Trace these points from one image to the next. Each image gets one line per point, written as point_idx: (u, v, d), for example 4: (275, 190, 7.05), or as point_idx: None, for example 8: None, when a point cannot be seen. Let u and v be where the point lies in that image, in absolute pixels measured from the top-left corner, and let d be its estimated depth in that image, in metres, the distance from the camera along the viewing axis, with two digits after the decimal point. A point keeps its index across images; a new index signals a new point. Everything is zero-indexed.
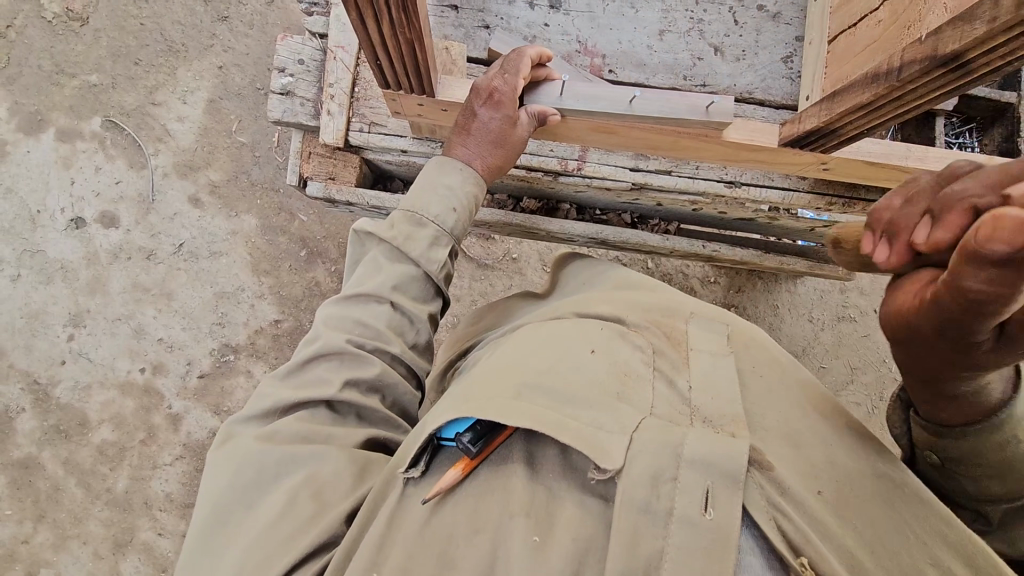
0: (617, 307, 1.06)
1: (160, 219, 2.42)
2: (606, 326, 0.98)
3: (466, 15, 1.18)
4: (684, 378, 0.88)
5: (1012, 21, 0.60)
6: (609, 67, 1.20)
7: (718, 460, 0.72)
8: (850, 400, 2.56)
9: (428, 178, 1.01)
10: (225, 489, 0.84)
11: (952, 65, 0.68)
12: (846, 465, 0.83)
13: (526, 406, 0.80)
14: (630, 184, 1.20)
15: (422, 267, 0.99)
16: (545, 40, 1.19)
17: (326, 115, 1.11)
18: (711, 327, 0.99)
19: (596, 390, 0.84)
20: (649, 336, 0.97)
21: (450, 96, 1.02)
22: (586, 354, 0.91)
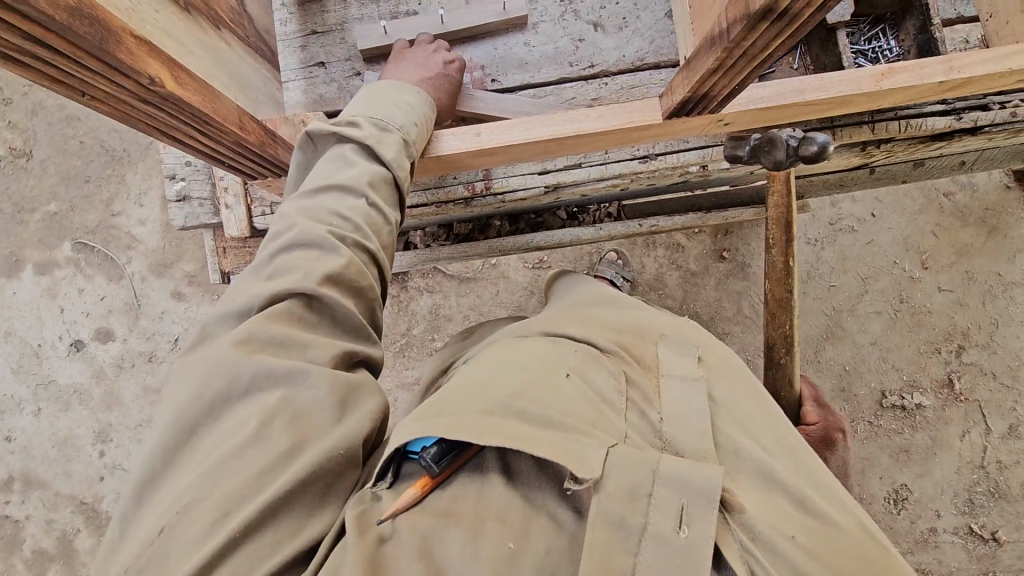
0: (588, 330, 1.09)
1: (151, 320, 2.49)
2: (582, 350, 1.02)
3: (336, 68, 1.15)
4: (656, 410, 0.93)
5: None
6: (491, 76, 1.17)
7: (693, 478, 0.76)
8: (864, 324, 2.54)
9: (386, 96, 1.02)
10: (191, 397, 0.81)
11: (780, 16, 0.61)
12: (820, 515, 0.87)
13: (499, 425, 0.82)
14: (543, 188, 1.17)
15: (394, 170, 0.97)
16: None
17: (225, 209, 1.11)
18: (678, 349, 1.05)
19: (577, 414, 0.87)
20: (622, 362, 1.01)
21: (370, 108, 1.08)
22: (562, 379, 0.93)
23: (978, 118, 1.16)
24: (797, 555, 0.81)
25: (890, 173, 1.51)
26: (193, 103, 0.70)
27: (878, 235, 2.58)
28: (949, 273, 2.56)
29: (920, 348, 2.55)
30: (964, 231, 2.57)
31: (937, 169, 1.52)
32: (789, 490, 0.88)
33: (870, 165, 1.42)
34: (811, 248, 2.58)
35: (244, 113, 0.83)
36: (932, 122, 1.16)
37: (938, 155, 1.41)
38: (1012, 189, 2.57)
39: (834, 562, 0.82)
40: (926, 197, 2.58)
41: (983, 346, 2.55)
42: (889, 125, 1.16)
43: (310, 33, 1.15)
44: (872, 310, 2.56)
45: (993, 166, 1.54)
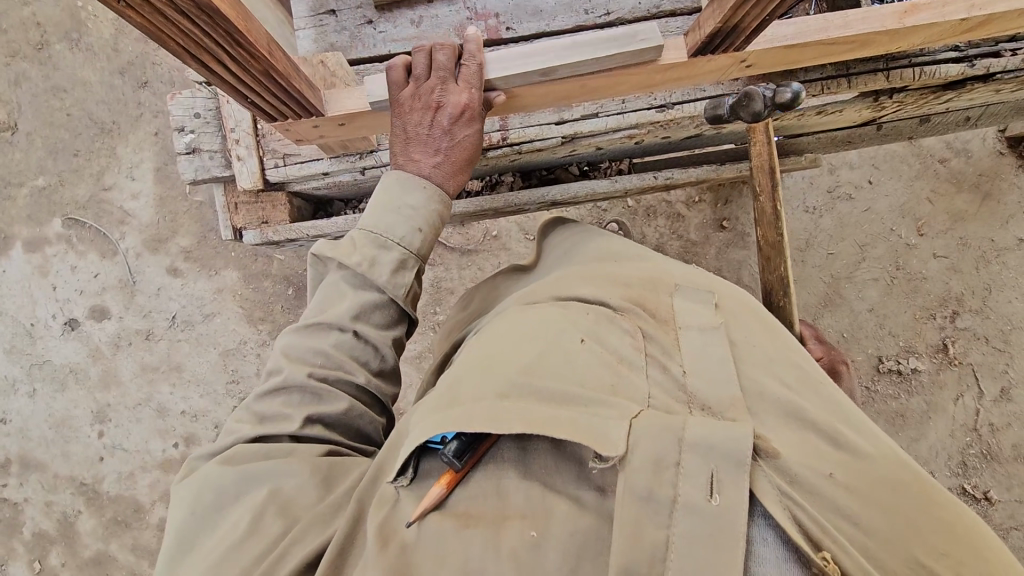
0: (601, 290, 1.11)
1: (147, 298, 2.44)
2: (593, 311, 1.04)
3: (346, 16, 1.12)
4: (676, 364, 0.96)
5: None
6: (505, 24, 1.13)
7: (715, 441, 0.76)
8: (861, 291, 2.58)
9: (392, 200, 1.04)
10: (189, 514, 0.93)
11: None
12: (855, 446, 0.89)
13: (513, 410, 0.84)
14: (560, 139, 1.16)
15: (387, 292, 1.05)
16: (432, 16, 1.12)
17: (237, 161, 1.11)
18: (693, 297, 1.09)
19: (596, 379, 0.90)
20: (636, 318, 1.04)
21: (344, 108, 0.98)
22: (575, 343, 0.96)
23: (990, 65, 1.17)
24: (835, 492, 0.82)
25: (896, 128, 1.51)
26: (228, 18, 0.66)
27: (876, 202, 2.61)
28: (944, 239, 2.60)
29: (915, 314, 2.60)
30: (959, 197, 2.61)
31: (943, 123, 1.53)
32: (819, 428, 0.91)
33: (879, 119, 1.42)
34: (810, 217, 2.60)
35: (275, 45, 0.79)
36: (945, 70, 1.17)
37: (945, 108, 1.42)
38: (1006, 155, 2.60)
39: (875, 493, 0.84)
40: (922, 164, 2.61)
41: (976, 310, 2.60)
42: (903, 72, 1.16)
43: None
44: (869, 277, 2.60)
45: (994, 121, 1.55)
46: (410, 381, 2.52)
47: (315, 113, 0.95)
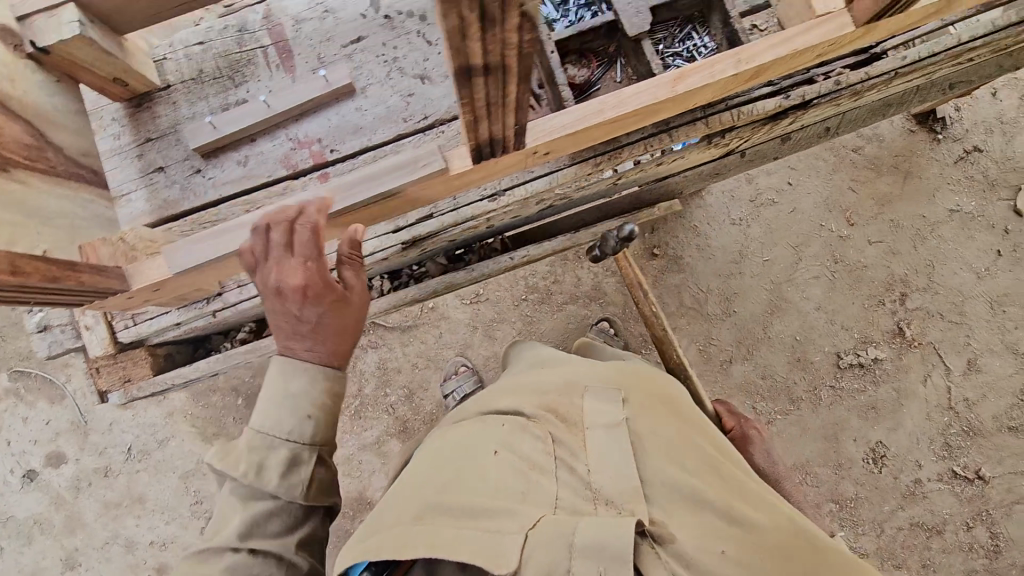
0: (517, 399, 1.23)
1: (101, 434, 2.45)
2: (507, 422, 1.16)
3: (176, 170, 1.14)
4: (581, 462, 1.10)
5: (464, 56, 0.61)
6: (329, 147, 1.16)
7: (604, 544, 0.91)
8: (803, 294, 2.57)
9: (275, 394, 1.05)
10: None
11: (491, 67, 0.63)
12: (748, 520, 1.05)
13: (422, 534, 0.95)
14: (401, 245, 1.18)
15: (281, 494, 1.03)
16: (258, 153, 1.15)
17: (86, 330, 1.16)
18: (602, 395, 1.21)
19: (508, 491, 1.03)
20: (547, 423, 1.16)
21: (151, 277, 1.00)
22: (489, 458, 1.08)
23: (804, 93, 1.19)
24: (725, 567, 0.98)
25: (759, 153, 1.52)
26: None
27: (800, 202, 2.61)
28: (875, 225, 2.59)
29: (864, 304, 2.57)
30: (880, 181, 2.61)
31: (805, 138, 1.53)
32: (715, 506, 1.07)
33: (735, 151, 1.43)
34: (738, 229, 2.61)
35: (30, 258, 0.83)
36: (762, 105, 1.18)
37: (797, 128, 1.44)
38: (916, 132, 2.62)
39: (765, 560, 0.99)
40: (836, 156, 2.62)
41: (924, 289, 2.57)
42: (722, 116, 1.18)
43: (145, 141, 1.14)
44: (810, 276, 2.58)
45: (855, 126, 1.57)
46: (374, 466, 2.50)
47: (119, 289, 0.99)
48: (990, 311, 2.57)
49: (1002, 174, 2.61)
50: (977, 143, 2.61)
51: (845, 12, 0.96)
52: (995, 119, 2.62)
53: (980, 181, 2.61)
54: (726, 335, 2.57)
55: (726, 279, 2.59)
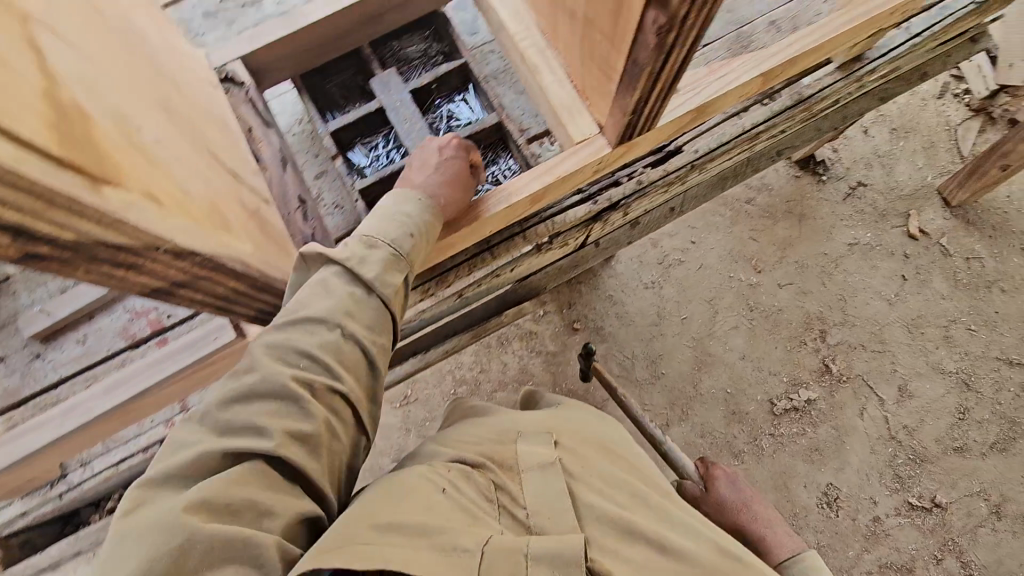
0: (454, 449, 1.14)
1: None
2: (450, 467, 1.06)
3: (15, 359, 1.18)
4: (522, 504, 1.04)
5: (148, 288, 0.62)
6: (164, 313, 1.17)
7: (559, 551, 0.90)
8: (725, 345, 2.61)
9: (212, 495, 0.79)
10: None
11: (188, 284, 0.66)
12: (692, 555, 1.04)
13: (367, 545, 0.81)
14: None
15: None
16: (97, 330, 1.18)
17: None
18: (537, 438, 1.16)
19: (454, 520, 0.93)
20: (488, 470, 1.08)
21: None
22: (434, 493, 0.97)
23: (611, 196, 1.30)
24: None
25: (612, 241, 1.60)
26: None
27: (706, 258, 2.71)
28: (781, 269, 2.68)
29: (786, 346, 2.61)
30: (778, 227, 2.73)
31: (653, 220, 1.62)
32: (662, 546, 1.04)
33: (583, 244, 1.51)
34: (652, 292, 2.68)
35: None
36: (573, 213, 1.28)
37: (636, 216, 1.53)
38: (802, 177, 2.77)
39: None
40: (732, 210, 2.75)
41: (841, 323, 2.63)
42: (538, 229, 1.27)
43: None
44: (729, 327, 2.63)
45: (699, 202, 1.66)
46: None
47: None
48: (909, 335, 2.62)
49: (890, 203, 2.74)
50: (861, 179, 2.77)
51: (599, 136, 1.05)
52: (872, 155, 2.79)
53: (871, 213, 2.74)
54: (658, 398, 2.57)
55: (648, 342, 2.63)
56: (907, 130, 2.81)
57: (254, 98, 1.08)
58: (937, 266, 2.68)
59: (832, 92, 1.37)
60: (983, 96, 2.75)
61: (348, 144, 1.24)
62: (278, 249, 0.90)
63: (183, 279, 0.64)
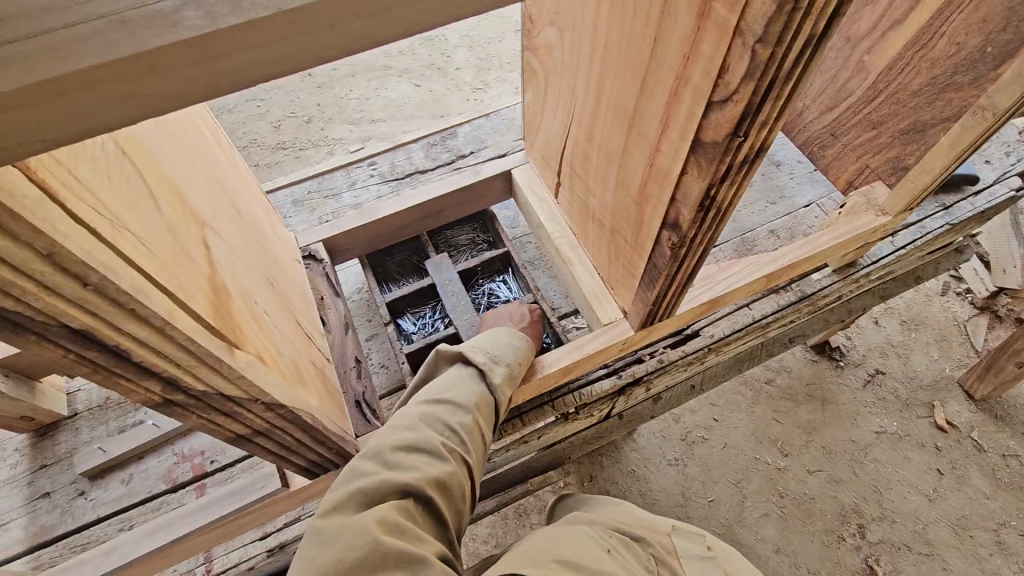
0: (615, 517, 1.17)
1: None
2: (615, 534, 1.08)
3: (59, 493, 1.23)
4: None
5: (228, 433, 0.71)
6: (210, 458, 1.26)
7: None
8: (757, 535, 2.46)
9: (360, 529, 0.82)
10: None
11: (261, 431, 0.75)
12: None
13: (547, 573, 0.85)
14: (266, 553, 1.18)
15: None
16: (143, 470, 1.25)
17: None
18: (691, 536, 1.14)
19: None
20: (648, 547, 1.08)
21: None
22: (605, 554, 0.99)
23: (635, 371, 1.39)
24: None
25: (636, 414, 1.66)
26: None
27: (730, 436, 2.68)
28: (809, 454, 2.63)
29: (823, 541, 2.44)
30: (800, 410, 2.74)
31: (675, 397, 1.69)
32: None
33: (609, 415, 1.57)
34: (675, 469, 2.61)
35: None
36: (600, 386, 1.37)
37: (659, 390, 1.61)
38: (819, 361, 2.84)
39: None
40: (752, 390, 2.79)
41: (880, 518, 2.48)
42: (567, 398, 1.35)
43: (40, 467, 1.25)
44: (758, 514, 2.51)
45: (718, 382, 1.74)
46: None
47: None
48: (956, 538, 2.44)
49: (912, 392, 2.77)
50: (878, 366, 2.83)
51: (623, 320, 1.20)
52: (885, 343, 2.89)
53: (894, 401, 2.75)
54: None
55: None
56: (917, 323, 2.93)
57: (329, 273, 1.28)
58: (972, 461, 2.60)
59: (831, 291, 1.53)
60: (986, 295, 2.89)
61: (400, 312, 1.44)
62: (334, 402, 1.00)
63: (258, 427, 0.73)
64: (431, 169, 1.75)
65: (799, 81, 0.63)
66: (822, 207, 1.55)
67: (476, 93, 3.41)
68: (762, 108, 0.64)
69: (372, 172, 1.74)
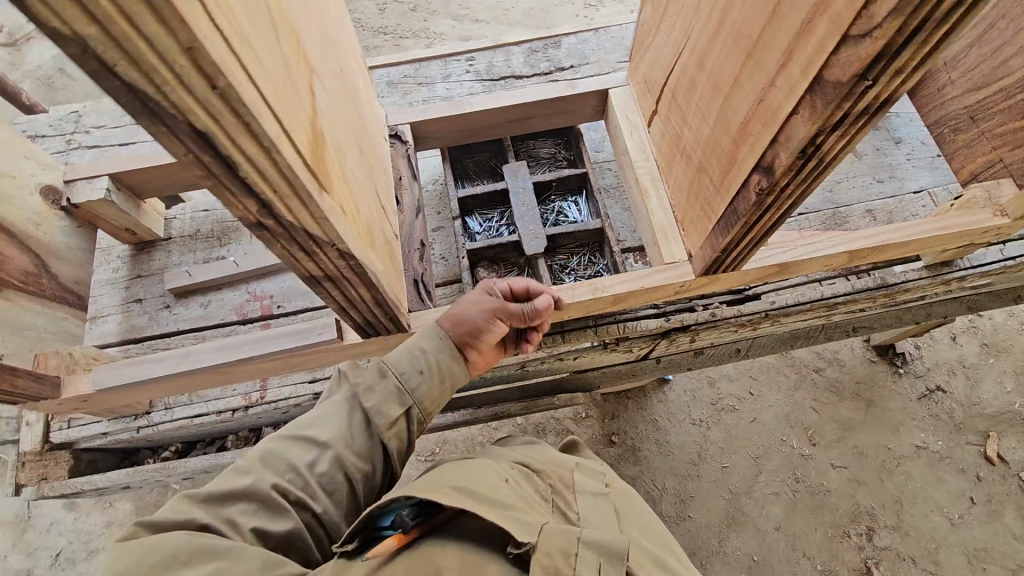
0: (522, 454, 1.24)
1: (37, 534, 2.52)
2: (516, 466, 1.15)
3: (149, 303, 1.39)
4: (573, 512, 1.09)
5: (305, 274, 0.79)
6: (277, 303, 1.39)
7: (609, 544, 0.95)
8: (760, 510, 2.50)
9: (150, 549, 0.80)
10: None
11: (335, 281, 0.83)
12: None
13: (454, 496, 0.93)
14: (312, 395, 1.32)
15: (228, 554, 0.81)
16: (219, 299, 1.40)
17: (24, 426, 1.27)
18: (591, 474, 1.23)
19: (519, 501, 1.02)
20: (548, 481, 1.16)
21: (77, 390, 1.09)
22: (502, 479, 1.06)
23: (685, 318, 1.38)
24: None
25: (673, 362, 1.68)
26: None
27: (761, 413, 2.66)
28: (838, 449, 2.58)
29: (828, 533, 2.45)
30: (843, 405, 2.66)
31: (717, 355, 1.69)
32: None
33: (645, 357, 1.59)
34: (698, 429, 2.64)
35: None
36: (647, 323, 1.37)
37: (703, 345, 1.60)
38: (877, 363, 2.72)
39: None
40: (798, 374, 2.72)
41: (893, 527, 2.45)
42: (610, 327, 1.37)
43: (135, 277, 1.42)
44: (769, 492, 2.52)
45: (766, 352, 1.72)
46: None
47: (48, 396, 1.06)
48: (969, 567, 2.38)
49: (969, 417, 2.62)
50: (940, 383, 2.68)
51: (686, 263, 1.18)
52: (956, 362, 2.72)
53: (946, 421, 2.62)
54: (678, 542, 2.46)
55: (682, 480, 2.56)
56: (999, 349, 2.72)
57: (410, 156, 1.31)
58: (1013, 501, 2.47)
59: (914, 287, 1.43)
60: None
61: (469, 211, 1.47)
62: (394, 278, 1.07)
63: (333, 275, 0.81)
64: (527, 76, 1.71)
65: (955, 28, 0.57)
66: (933, 197, 1.48)
67: (588, 10, 3.23)
68: (903, 51, 0.59)
69: (468, 68, 1.72)
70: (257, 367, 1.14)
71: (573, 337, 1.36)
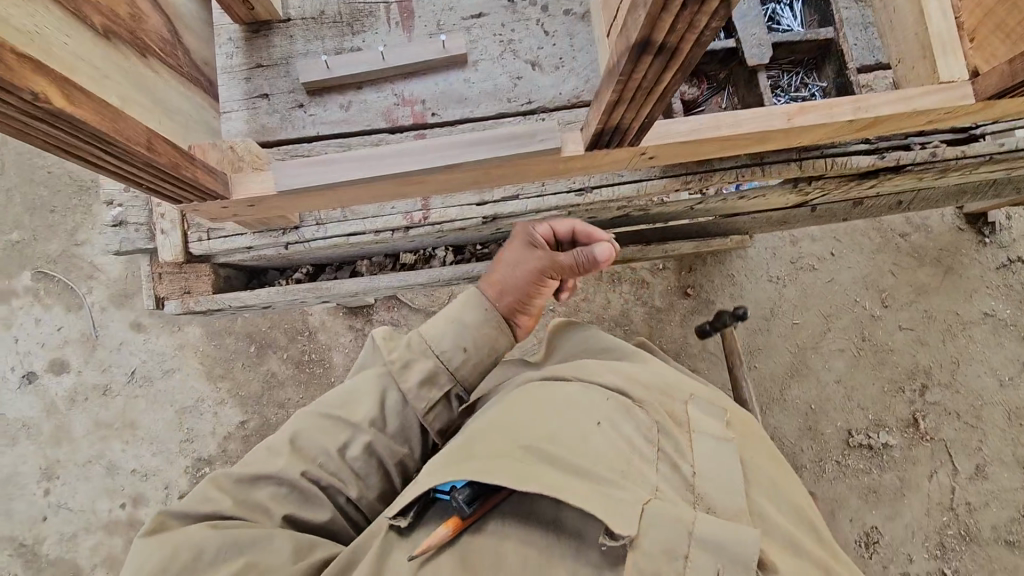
0: (621, 376, 1.05)
1: (108, 352, 2.50)
2: (613, 399, 1.00)
3: (279, 99, 1.16)
4: (688, 463, 0.94)
5: (649, 23, 0.62)
6: (431, 110, 1.17)
7: (726, 541, 0.82)
8: (824, 364, 2.58)
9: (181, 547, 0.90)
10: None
11: (663, 46, 0.67)
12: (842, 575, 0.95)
13: (525, 470, 0.87)
14: (481, 219, 1.18)
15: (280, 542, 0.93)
16: (361, 101, 1.17)
17: (161, 235, 1.12)
18: (707, 407, 1.05)
19: (616, 467, 0.90)
20: (655, 414, 1.00)
21: (248, 192, 0.93)
22: (594, 428, 0.95)
23: (900, 158, 1.21)
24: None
25: (829, 211, 1.55)
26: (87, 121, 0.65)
27: (839, 274, 2.63)
28: (908, 312, 2.60)
29: (884, 388, 2.57)
30: (921, 271, 2.63)
31: (875, 207, 1.56)
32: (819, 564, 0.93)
33: (810, 203, 1.46)
34: (773, 286, 2.62)
35: (156, 132, 0.77)
36: (857, 160, 1.21)
37: (874, 194, 1.46)
38: (964, 231, 2.64)
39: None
40: (882, 237, 2.64)
41: (946, 385, 2.57)
42: (815, 162, 1.20)
43: (255, 66, 1.17)
44: (835, 348, 2.59)
45: (925, 207, 1.60)
46: None
47: (221, 195, 0.92)
48: (1006, 423, 2.56)
49: None
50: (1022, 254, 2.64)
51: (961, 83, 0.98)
52: None
53: (1019, 291, 2.62)
54: None
55: (753, 332, 2.60)
56: None
57: None
58: None
59: None
60: None
61: None
62: None
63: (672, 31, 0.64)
64: None
65: None
66: None
67: None
68: None
69: None
70: (448, 175, 0.98)
71: (776, 170, 1.20)
